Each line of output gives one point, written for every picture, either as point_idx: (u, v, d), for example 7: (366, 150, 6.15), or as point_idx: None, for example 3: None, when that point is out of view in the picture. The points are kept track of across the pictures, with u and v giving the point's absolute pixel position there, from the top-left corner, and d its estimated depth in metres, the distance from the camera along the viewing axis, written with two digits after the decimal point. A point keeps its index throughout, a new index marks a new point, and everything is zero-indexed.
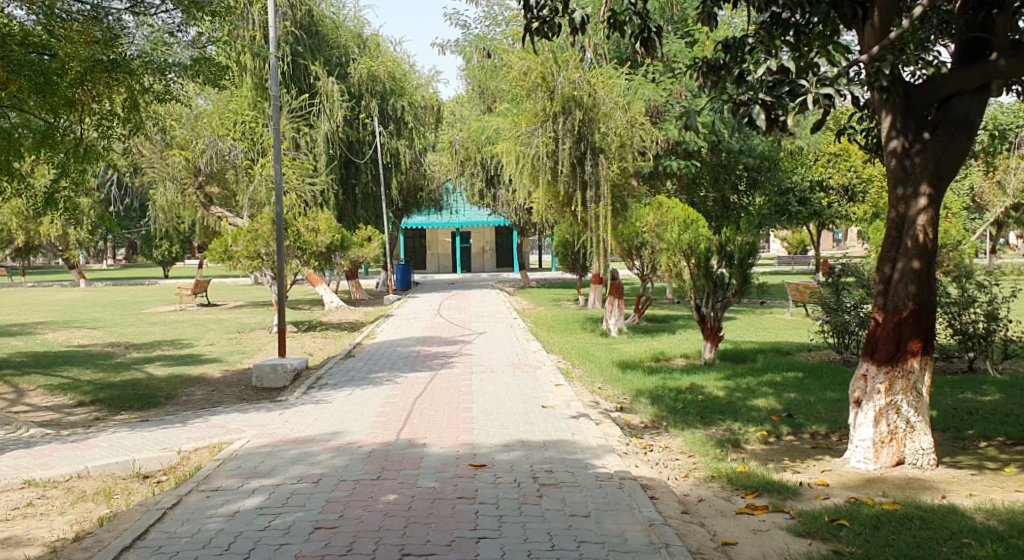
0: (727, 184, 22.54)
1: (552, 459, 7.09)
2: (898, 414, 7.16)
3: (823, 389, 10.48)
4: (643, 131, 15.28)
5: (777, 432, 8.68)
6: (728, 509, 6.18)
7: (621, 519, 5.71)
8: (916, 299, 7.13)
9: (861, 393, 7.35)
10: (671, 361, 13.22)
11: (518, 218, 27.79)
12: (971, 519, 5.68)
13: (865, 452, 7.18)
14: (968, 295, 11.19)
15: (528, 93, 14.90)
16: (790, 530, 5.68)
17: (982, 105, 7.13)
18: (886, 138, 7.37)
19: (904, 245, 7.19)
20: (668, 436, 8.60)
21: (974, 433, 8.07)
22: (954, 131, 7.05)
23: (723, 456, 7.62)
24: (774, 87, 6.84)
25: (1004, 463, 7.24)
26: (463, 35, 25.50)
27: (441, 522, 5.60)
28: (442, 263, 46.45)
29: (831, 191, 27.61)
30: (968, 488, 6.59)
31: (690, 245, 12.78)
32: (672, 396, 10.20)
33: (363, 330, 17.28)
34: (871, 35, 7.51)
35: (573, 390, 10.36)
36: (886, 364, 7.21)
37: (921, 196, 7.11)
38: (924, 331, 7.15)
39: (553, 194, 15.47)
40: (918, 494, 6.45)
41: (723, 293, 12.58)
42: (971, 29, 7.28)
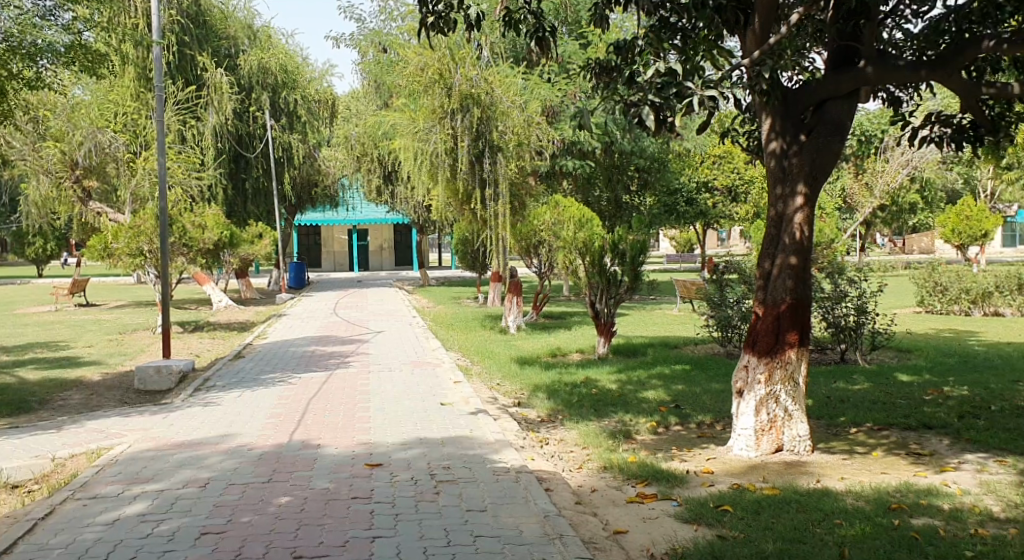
0: (620, 184, 23.15)
1: (451, 456, 7.16)
2: (777, 403, 7.54)
3: (709, 381, 10.91)
4: (539, 131, 15.72)
5: (666, 422, 8.99)
6: (619, 499, 6.38)
7: (516, 513, 5.83)
8: (793, 294, 7.50)
9: (743, 384, 7.72)
10: (567, 356, 13.50)
11: (416, 215, 27.79)
12: (842, 501, 6.03)
13: (747, 439, 7.55)
14: (840, 290, 11.91)
15: (425, 88, 14.80)
16: (677, 517, 5.91)
17: (853, 109, 7.55)
18: (766, 139, 7.75)
19: (782, 242, 7.55)
20: (564, 429, 8.80)
21: (845, 420, 8.55)
22: (828, 134, 7.45)
23: (615, 447, 7.85)
24: (662, 89, 6.94)
25: (871, 448, 7.71)
26: (358, 29, 25.51)
27: (334, 523, 5.61)
28: (338, 261, 45.99)
29: (715, 193, 28.72)
30: (840, 472, 6.99)
31: (585, 243, 13.15)
32: (568, 391, 10.42)
33: (254, 330, 16.93)
34: (752, 40, 7.83)
35: (471, 387, 10.48)
36: (766, 356, 7.57)
37: (798, 195, 7.49)
38: (801, 324, 7.54)
39: (452, 191, 15.51)
40: (796, 479, 6.81)
41: (615, 290, 13.08)
42: (841, 38, 7.65)
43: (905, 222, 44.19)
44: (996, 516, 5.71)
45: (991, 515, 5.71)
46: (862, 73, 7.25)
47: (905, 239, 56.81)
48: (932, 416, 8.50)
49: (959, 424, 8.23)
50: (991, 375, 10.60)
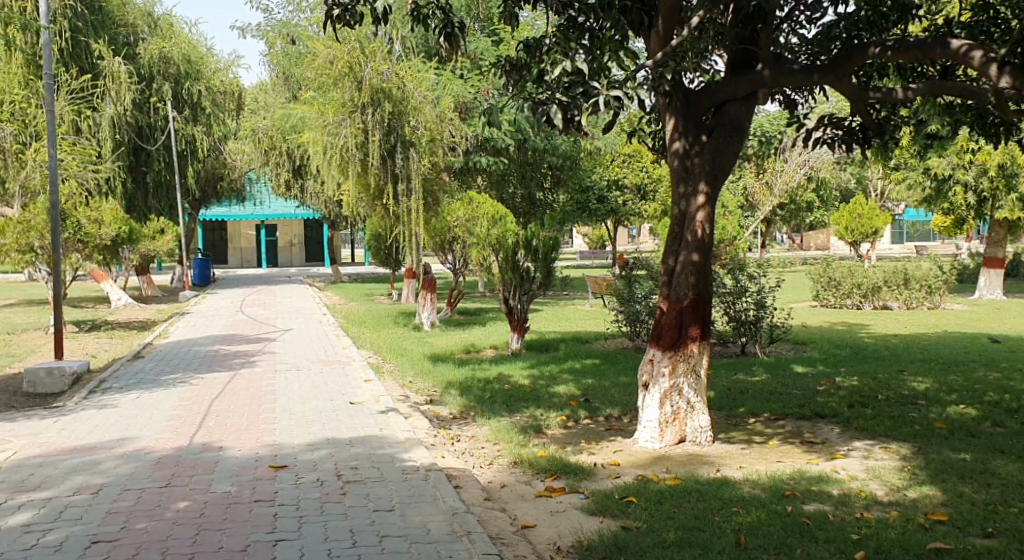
0: (534, 181, 23.34)
1: (359, 456, 7.13)
2: (680, 395, 7.75)
3: (617, 374, 11.13)
4: (451, 126, 15.77)
5: (575, 416, 9.14)
6: (528, 493, 6.46)
7: (424, 511, 5.85)
8: (696, 290, 7.70)
9: (648, 377, 7.90)
10: (481, 352, 13.57)
11: (327, 211, 27.45)
12: (741, 489, 6.25)
13: (651, 431, 7.75)
14: (740, 286, 12.34)
15: (335, 81, 14.64)
16: (583, 509, 6.03)
17: (751, 111, 7.81)
18: (670, 138, 7.95)
19: (685, 239, 7.75)
20: (475, 425, 8.85)
21: (745, 411, 8.84)
22: (727, 134, 7.69)
23: (525, 442, 7.94)
24: (569, 87, 7.01)
25: (769, 437, 8.00)
26: (266, 21, 25.07)
27: (235, 527, 5.53)
28: (245, 257, 45.02)
29: (625, 190, 29.26)
30: (740, 461, 7.23)
31: (498, 240, 13.25)
32: (480, 387, 10.48)
33: (154, 330, 16.45)
34: (656, 41, 8.01)
35: (381, 385, 10.44)
36: (669, 349, 7.76)
37: (700, 194, 7.70)
38: (702, 319, 7.75)
39: (363, 186, 15.36)
40: (698, 469, 7.02)
41: (528, 286, 13.14)
42: (740, 41, 7.90)
43: (804, 219, 45.72)
44: (882, 500, 6.00)
45: (877, 500, 6.01)
46: (759, 76, 7.50)
47: (804, 236, 58.78)
48: (825, 405, 8.87)
49: (850, 412, 8.61)
50: (880, 366, 11.12)
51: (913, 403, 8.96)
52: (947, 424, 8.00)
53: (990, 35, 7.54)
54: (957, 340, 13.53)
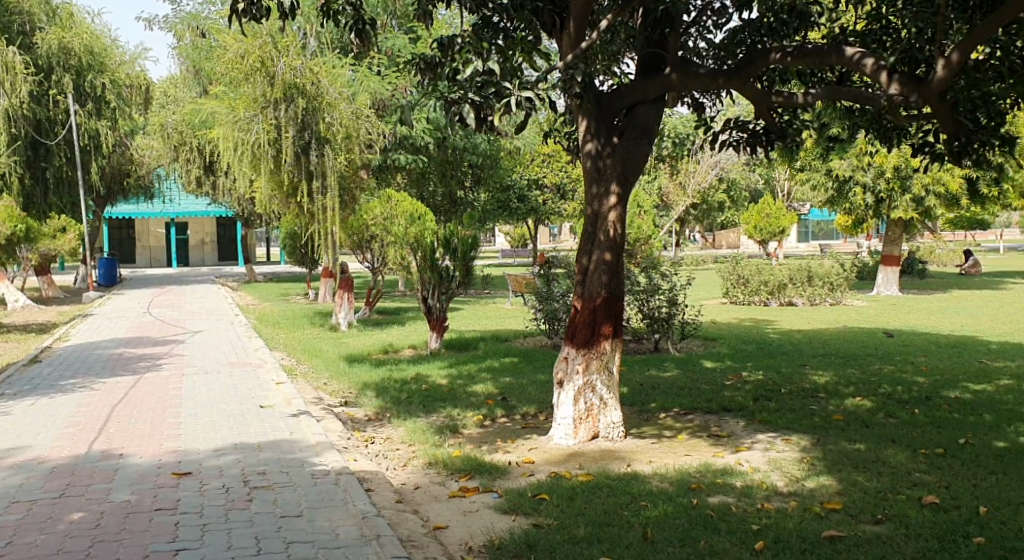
0: (454, 179, 23.28)
1: (268, 461, 6.99)
2: (593, 392, 7.83)
3: (534, 372, 11.20)
4: (368, 123, 15.57)
5: (492, 415, 9.15)
6: (441, 494, 6.44)
7: (332, 515, 5.78)
8: (608, 288, 7.80)
9: (562, 374, 7.95)
10: (398, 352, 13.48)
11: (241, 208, 26.87)
12: (650, 483, 6.36)
13: (566, 428, 7.80)
14: (653, 284, 12.50)
15: (245, 77, 14.31)
16: (496, 508, 6.04)
17: (660, 113, 7.95)
18: (582, 140, 8.03)
19: (597, 238, 7.84)
20: (390, 426, 8.78)
21: (656, 406, 8.99)
22: (637, 136, 7.81)
23: (440, 442, 7.91)
24: (481, 87, 7.02)
25: (679, 431, 8.15)
26: (174, 12, 24.39)
27: (133, 537, 5.37)
28: (155, 256, 43.73)
29: (546, 189, 29.46)
30: (650, 456, 7.35)
31: (416, 239, 13.16)
32: (396, 387, 10.41)
33: (55, 333, 15.84)
34: (567, 43, 8.07)
35: (294, 387, 10.27)
36: (583, 347, 7.84)
37: (611, 195, 7.80)
38: (614, 317, 7.86)
39: (277, 184, 15.06)
40: (609, 465, 7.11)
41: (447, 285, 13.07)
42: (650, 44, 8.03)
43: (716, 218, 46.75)
44: (782, 490, 6.18)
45: (778, 490, 6.19)
46: (667, 79, 7.65)
47: (716, 235, 60.15)
48: (732, 400, 9.10)
49: (756, 406, 8.85)
50: (786, 360, 11.45)
51: (814, 395, 9.26)
52: (844, 416, 8.30)
53: (881, 44, 7.86)
54: (855, 335, 14.05)
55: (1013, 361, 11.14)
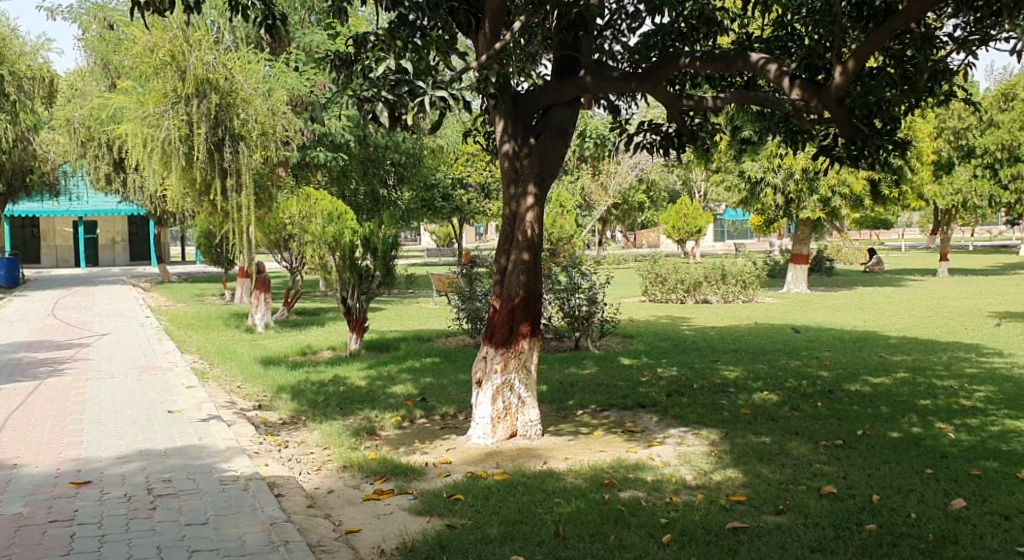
0: (376, 178, 23.07)
1: (174, 468, 6.81)
2: (511, 391, 7.85)
3: (455, 372, 11.17)
4: (285, 120, 15.26)
5: (411, 416, 9.08)
6: (355, 497, 6.36)
7: (239, 522, 5.66)
8: (526, 288, 7.83)
9: (481, 374, 7.94)
10: (317, 354, 13.28)
11: (153, 207, 26.09)
12: (564, 480, 6.41)
13: (483, 427, 7.79)
14: (573, 283, 12.67)
15: (155, 72, 14.02)
16: (410, 510, 5.99)
17: (576, 114, 8.02)
18: (500, 140, 8.03)
19: (515, 238, 7.86)
20: (305, 429, 8.65)
21: (574, 403, 9.07)
22: (552, 137, 7.86)
23: (356, 445, 7.82)
24: (394, 86, 6.97)
25: (595, 428, 8.24)
26: (79, 3, 23.54)
27: (25, 552, 5.17)
28: (62, 256, 42.12)
29: (470, 188, 29.40)
30: (567, 453, 7.40)
31: (334, 237, 12.97)
32: (313, 390, 10.26)
33: None
34: (483, 42, 8.06)
35: (206, 391, 10.03)
36: (501, 346, 7.84)
37: (529, 195, 7.82)
38: (532, 316, 7.90)
39: (189, 181, 14.67)
40: (526, 463, 7.13)
41: (366, 284, 12.97)
42: (565, 46, 8.09)
43: (635, 218, 47.42)
44: (691, 483, 6.31)
45: (687, 484, 6.31)
46: (582, 81, 7.73)
47: (635, 234, 61.02)
48: (647, 396, 9.24)
49: (669, 401, 9.01)
50: (701, 357, 11.68)
51: (725, 390, 9.47)
52: (751, 410, 8.51)
53: (785, 49, 8.07)
54: (764, 331, 14.43)
55: (910, 354, 11.59)
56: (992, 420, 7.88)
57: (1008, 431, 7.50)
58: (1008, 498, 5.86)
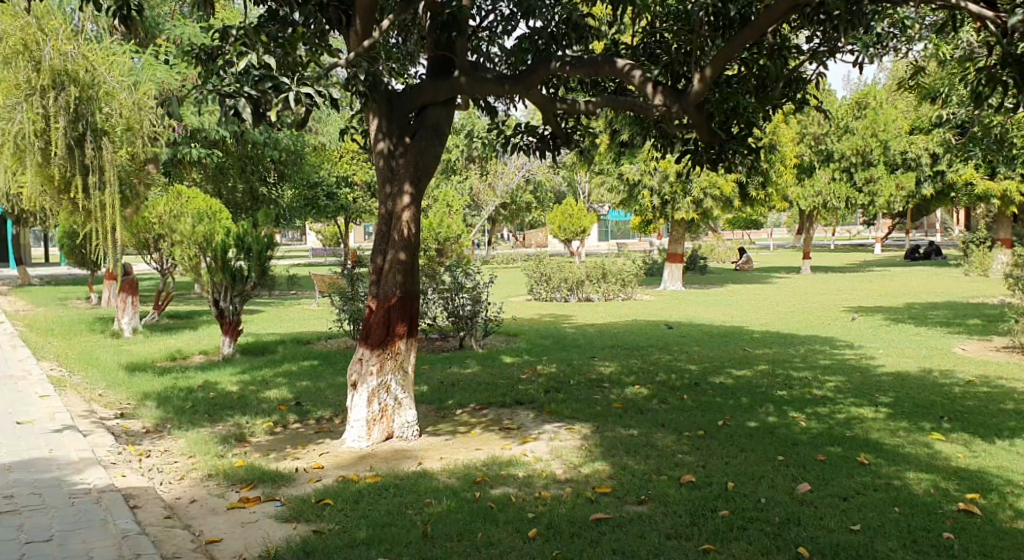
0: (254, 175, 22.48)
1: (20, 483, 6.43)
2: (387, 392, 7.77)
3: (333, 375, 10.99)
4: (152, 115, 14.74)
5: (283, 421, 8.87)
6: (219, 506, 6.16)
7: (89, 537, 5.40)
8: (402, 288, 7.76)
9: (357, 376, 7.81)
10: (188, 359, 12.82)
11: (13, 205, 24.68)
12: (436, 480, 6.38)
13: (359, 430, 7.67)
14: (457, 282, 12.62)
15: (6, 61, 13.16)
16: (276, 517, 5.85)
17: (451, 114, 8.00)
18: (374, 139, 7.93)
19: (392, 238, 7.78)
20: (170, 438, 8.32)
21: (452, 403, 9.04)
22: (429, 137, 7.82)
23: (223, 452, 7.58)
24: (258, 82, 6.77)
25: (472, 427, 8.24)
26: None
27: None
28: None
29: (355, 187, 28.99)
30: (443, 452, 7.38)
31: (205, 238, 12.42)
32: (181, 396, 9.89)
33: None
34: (354, 40, 7.95)
35: (62, 400, 9.52)
36: (377, 348, 7.74)
37: (405, 194, 7.76)
38: (409, 316, 7.83)
39: (45, 178, 13.92)
40: (400, 464, 7.07)
41: (241, 285, 12.60)
42: (439, 46, 8.06)
43: (521, 217, 47.81)
44: (560, 477, 6.39)
45: (556, 478, 6.39)
46: (457, 82, 7.72)
47: (524, 234, 61.62)
48: (524, 393, 9.30)
49: (546, 398, 9.10)
50: (579, 354, 11.87)
51: (599, 385, 9.64)
52: (622, 404, 8.69)
53: (654, 56, 8.33)
54: (640, 327, 14.78)
55: (773, 348, 12.10)
56: (841, 407, 8.31)
57: (853, 418, 7.92)
58: (850, 480, 6.18)
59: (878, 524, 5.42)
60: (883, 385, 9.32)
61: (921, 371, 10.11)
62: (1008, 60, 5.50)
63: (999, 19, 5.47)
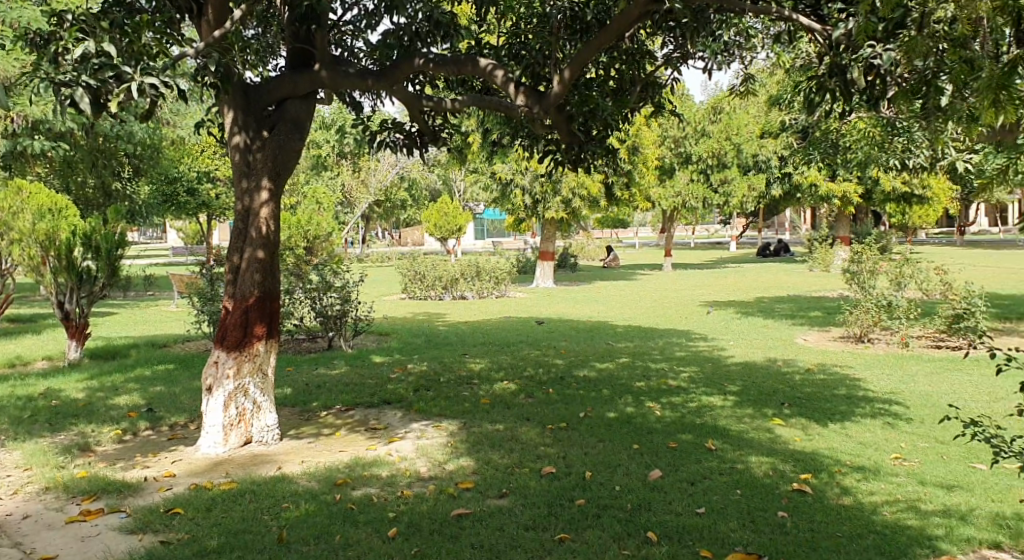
0: (107, 170, 21.33)
1: None
2: (245, 396, 7.50)
3: (190, 379, 10.55)
4: None
5: (134, 428, 8.45)
6: (57, 520, 5.79)
7: None
8: (260, 288, 7.51)
9: (212, 380, 7.49)
10: (30, 365, 12.04)
11: None
12: (295, 484, 6.21)
13: (215, 436, 7.38)
14: (325, 281, 12.33)
15: None
16: (120, 529, 5.55)
17: (312, 109, 7.80)
18: (229, 132, 7.63)
19: (249, 236, 7.52)
20: (5, 450, 7.77)
21: (316, 405, 8.83)
22: (288, 131, 7.61)
23: (64, 463, 7.15)
24: (98, 69, 6.35)
25: (335, 428, 8.07)
26: None
27: None
28: None
29: (217, 182, 27.97)
30: (304, 456, 7.19)
31: (48, 235, 11.64)
32: (20, 405, 9.27)
33: None
34: (206, 29, 7.62)
35: None
36: (234, 350, 7.46)
37: (263, 190, 7.51)
38: (267, 317, 7.59)
39: None
40: (257, 470, 6.84)
41: (88, 286, 11.95)
42: (298, 38, 7.84)
43: (393, 215, 47.40)
44: (423, 475, 6.34)
45: (418, 476, 6.33)
46: (316, 75, 7.54)
47: (397, 233, 61.15)
48: (391, 392, 9.20)
49: (412, 396, 9.03)
50: (447, 351, 11.85)
51: (467, 382, 9.64)
52: (488, 399, 8.72)
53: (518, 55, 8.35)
54: (509, 324, 14.90)
55: (635, 341, 12.42)
56: (693, 396, 8.61)
57: (704, 406, 8.22)
58: (698, 465, 6.40)
59: (721, 506, 5.63)
60: (733, 374, 9.72)
61: (768, 361, 10.61)
62: (833, 71, 5.65)
63: (827, 31, 5.86)
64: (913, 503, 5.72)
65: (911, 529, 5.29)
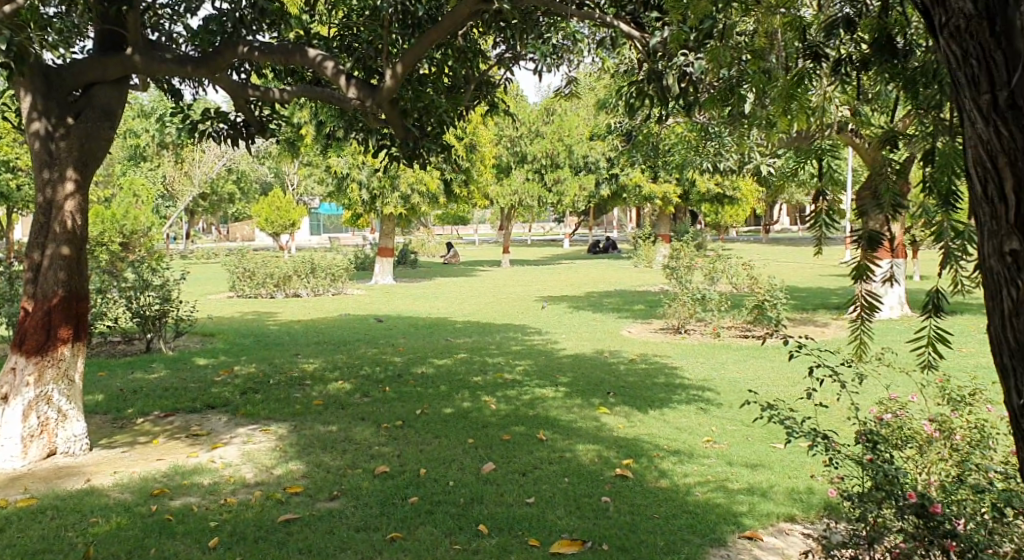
0: None
1: None
2: (48, 404, 7.05)
3: None
4: None
5: None
6: None
7: None
8: (66, 287, 7.06)
9: (9, 388, 6.97)
10: None
11: None
12: (107, 497, 5.89)
13: (12, 447, 6.88)
14: (143, 279, 11.79)
15: None
16: None
17: (123, 96, 7.41)
18: (26, 118, 7.09)
19: (52, 231, 7.05)
20: None
21: (132, 412, 8.40)
22: (96, 119, 7.19)
23: None
24: None
25: (153, 436, 7.71)
26: None
27: None
28: None
29: (23, 173, 25.99)
30: (115, 466, 6.82)
31: None
32: None
33: None
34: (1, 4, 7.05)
35: None
36: (35, 354, 6.98)
37: (68, 181, 7.07)
38: (73, 319, 7.16)
39: None
40: (64, 483, 6.43)
41: None
42: (107, 21, 7.41)
43: (221, 210, 45.59)
44: (248, 481, 6.17)
45: (243, 482, 6.15)
46: (128, 59, 7.15)
47: (226, 229, 58.93)
48: (215, 396, 8.88)
49: (239, 400, 8.75)
50: (277, 351, 11.56)
51: (298, 383, 9.45)
52: (321, 400, 8.58)
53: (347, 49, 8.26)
54: (344, 322, 14.69)
55: (470, 337, 12.55)
56: (526, 389, 8.80)
57: (536, 398, 8.42)
58: (529, 456, 6.56)
59: (548, 495, 5.79)
60: (564, 366, 10.01)
61: (597, 353, 10.99)
62: (653, 77, 5.88)
63: (645, 38, 6.17)
64: (722, 482, 6.09)
65: (720, 507, 5.64)
